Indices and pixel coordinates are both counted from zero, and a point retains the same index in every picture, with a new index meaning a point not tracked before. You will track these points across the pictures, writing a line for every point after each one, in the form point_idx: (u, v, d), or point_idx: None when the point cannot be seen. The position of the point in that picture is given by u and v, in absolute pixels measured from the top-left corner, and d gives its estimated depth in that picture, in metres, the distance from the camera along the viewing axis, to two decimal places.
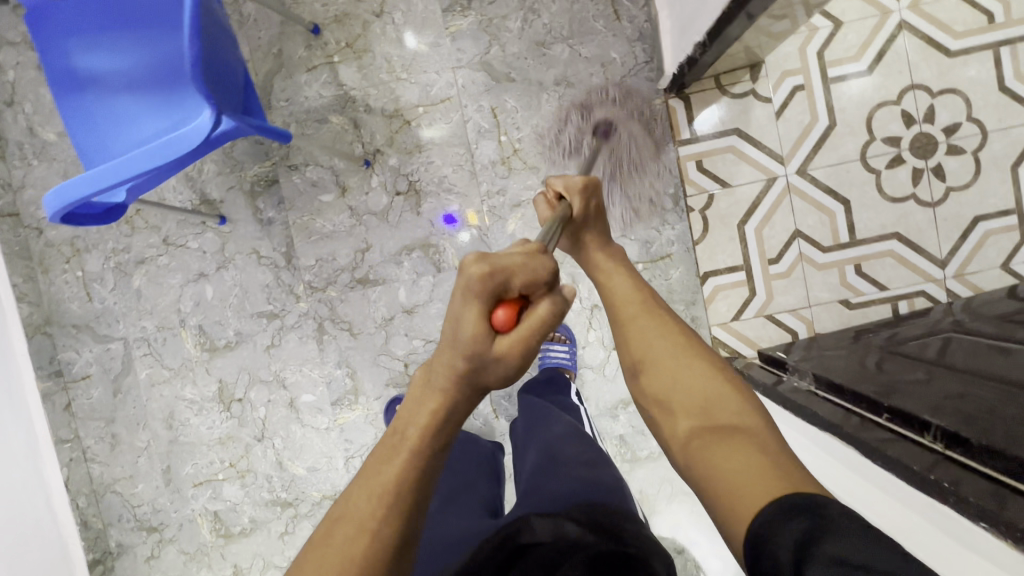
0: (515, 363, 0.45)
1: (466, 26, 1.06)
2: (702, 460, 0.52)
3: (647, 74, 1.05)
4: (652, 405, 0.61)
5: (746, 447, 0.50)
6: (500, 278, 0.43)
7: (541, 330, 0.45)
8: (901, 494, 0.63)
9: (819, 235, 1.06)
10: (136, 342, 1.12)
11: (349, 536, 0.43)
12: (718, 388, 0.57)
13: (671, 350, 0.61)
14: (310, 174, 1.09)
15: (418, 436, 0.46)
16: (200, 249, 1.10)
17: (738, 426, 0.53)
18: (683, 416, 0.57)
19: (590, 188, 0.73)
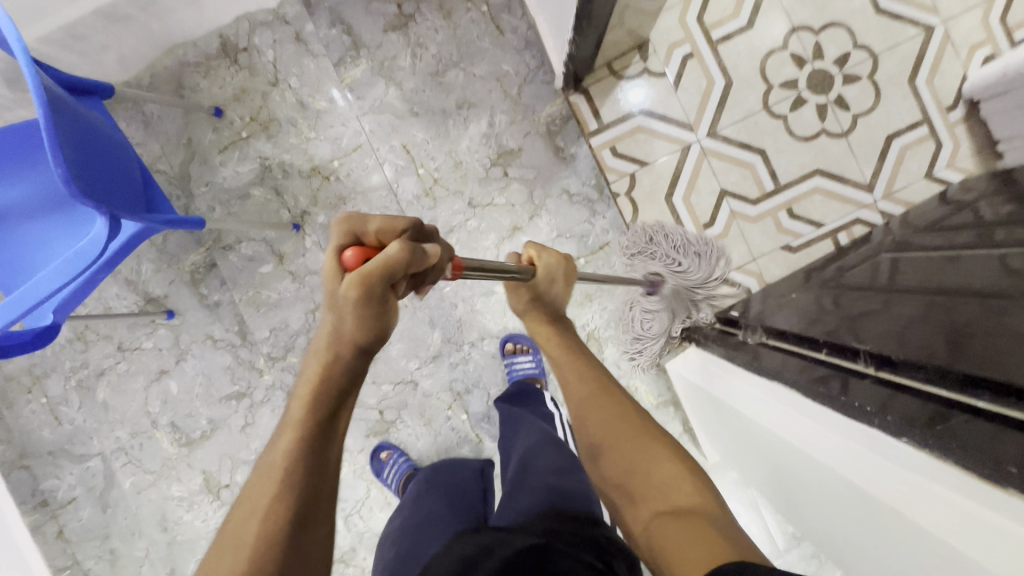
0: (358, 305, 0.46)
1: (361, 73, 1.08)
2: (658, 540, 0.50)
3: (543, 78, 1.07)
4: (608, 490, 0.60)
5: (698, 525, 0.49)
6: (361, 224, 0.48)
7: (383, 267, 0.45)
8: (839, 426, 0.56)
9: (745, 189, 1.07)
10: (114, 453, 1.12)
11: (239, 523, 0.43)
12: (674, 474, 0.56)
13: (624, 426, 0.62)
14: (245, 250, 1.09)
15: (301, 417, 0.47)
16: (155, 347, 1.11)
17: (692, 508, 0.52)
18: (640, 503, 0.56)
19: (562, 262, 0.74)
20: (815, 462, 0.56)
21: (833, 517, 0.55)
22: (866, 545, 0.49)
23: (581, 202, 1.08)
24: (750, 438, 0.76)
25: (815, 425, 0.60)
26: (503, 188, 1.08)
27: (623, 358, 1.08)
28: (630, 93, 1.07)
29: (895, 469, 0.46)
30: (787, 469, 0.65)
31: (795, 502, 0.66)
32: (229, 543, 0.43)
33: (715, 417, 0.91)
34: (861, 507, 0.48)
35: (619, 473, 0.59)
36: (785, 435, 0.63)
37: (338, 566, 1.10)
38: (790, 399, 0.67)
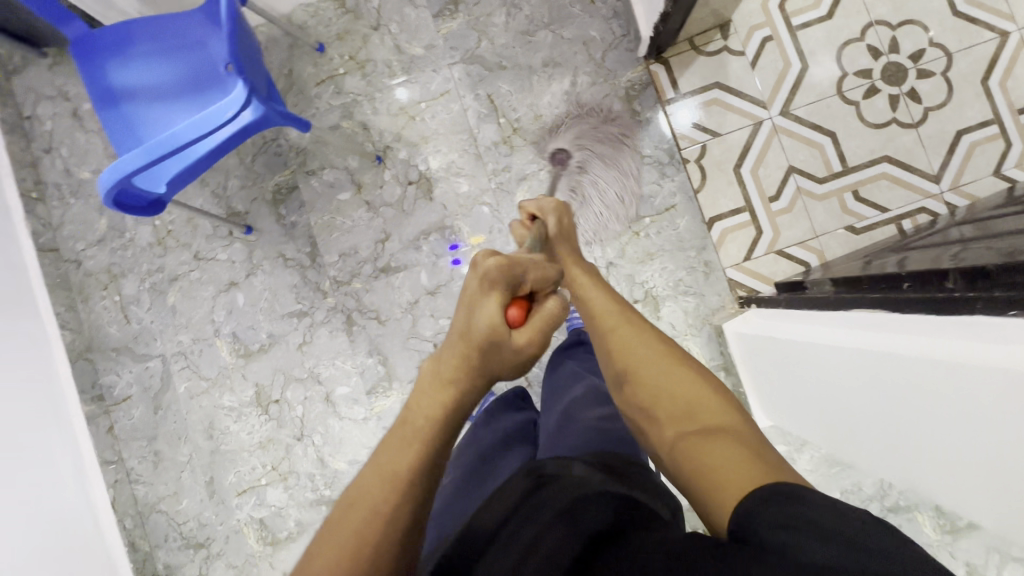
0: (515, 363, 0.52)
1: (457, 26, 1.16)
2: (687, 454, 0.51)
3: (627, 45, 1.13)
4: (639, 415, 0.60)
5: (726, 441, 0.49)
6: (522, 273, 0.52)
7: (549, 324, 0.53)
8: (921, 322, 0.59)
9: (813, 168, 1.11)
10: (174, 357, 1.16)
11: (360, 522, 0.43)
12: (703, 396, 0.55)
13: (652, 356, 0.61)
14: (326, 177, 1.16)
15: (426, 435, 0.47)
16: (229, 259, 1.16)
17: (720, 425, 0.51)
18: (668, 425, 0.55)
19: (562, 210, 0.83)
20: (900, 362, 0.59)
21: (917, 421, 0.59)
22: (959, 428, 0.53)
23: (651, 164, 1.12)
24: (819, 375, 0.77)
25: (895, 326, 0.63)
26: (578, 143, 1.13)
27: (678, 318, 1.10)
28: (678, 115, 1.13)
29: (980, 339, 0.50)
30: (854, 379, 0.69)
31: (866, 429, 0.70)
32: (340, 538, 0.43)
33: (775, 377, 0.92)
34: (947, 375, 0.52)
35: (642, 397, 0.59)
36: (862, 342, 0.67)
37: None
38: (879, 314, 0.67)
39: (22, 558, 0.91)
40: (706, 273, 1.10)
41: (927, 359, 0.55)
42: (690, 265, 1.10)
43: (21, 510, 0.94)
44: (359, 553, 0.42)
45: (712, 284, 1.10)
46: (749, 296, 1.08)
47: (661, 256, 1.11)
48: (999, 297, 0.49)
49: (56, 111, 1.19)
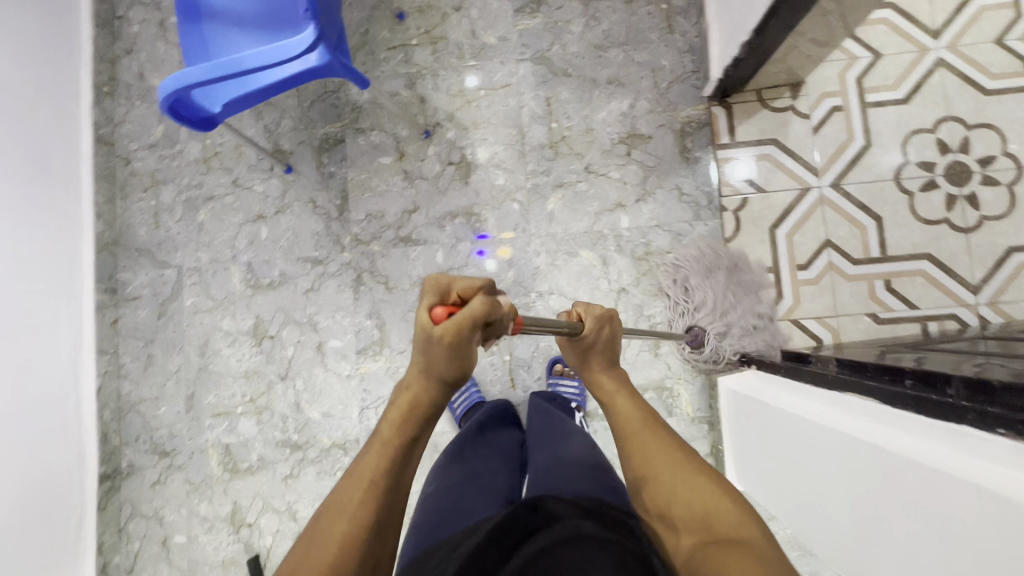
0: (449, 353, 0.49)
1: (534, 25, 1.17)
2: (699, 564, 0.46)
3: (694, 82, 1.13)
4: (654, 519, 0.55)
5: (737, 550, 0.44)
6: (445, 282, 0.51)
7: (470, 322, 0.47)
8: (917, 427, 0.56)
9: (850, 247, 1.08)
10: (189, 271, 1.21)
11: (325, 518, 0.47)
12: (727, 505, 0.50)
13: (671, 462, 0.57)
14: (373, 138, 1.19)
15: (387, 435, 0.52)
16: (264, 193, 1.20)
17: (737, 537, 0.46)
18: (683, 531, 0.51)
19: (608, 317, 0.71)
20: (895, 462, 0.55)
21: (898, 519, 0.54)
22: (923, 542, 0.50)
23: (688, 203, 1.11)
24: (799, 453, 0.75)
25: (885, 428, 0.60)
26: (620, 165, 1.13)
27: (676, 360, 1.09)
28: (735, 167, 1.11)
29: (968, 458, 0.48)
30: (839, 467, 0.65)
31: (833, 525, 0.67)
32: (316, 526, 0.47)
33: (759, 443, 0.89)
34: (926, 484, 0.50)
35: (663, 506, 0.54)
36: (844, 431, 0.65)
37: (338, 450, 1.13)
38: (879, 408, 0.65)
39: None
40: None
41: (909, 462, 0.52)
42: None
43: (4, 377, 0.96)
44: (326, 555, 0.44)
45: None
46: (752, 356, 1.06)
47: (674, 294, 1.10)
48: (994, 413, 0.49)
49: (145, 17, 1.25)
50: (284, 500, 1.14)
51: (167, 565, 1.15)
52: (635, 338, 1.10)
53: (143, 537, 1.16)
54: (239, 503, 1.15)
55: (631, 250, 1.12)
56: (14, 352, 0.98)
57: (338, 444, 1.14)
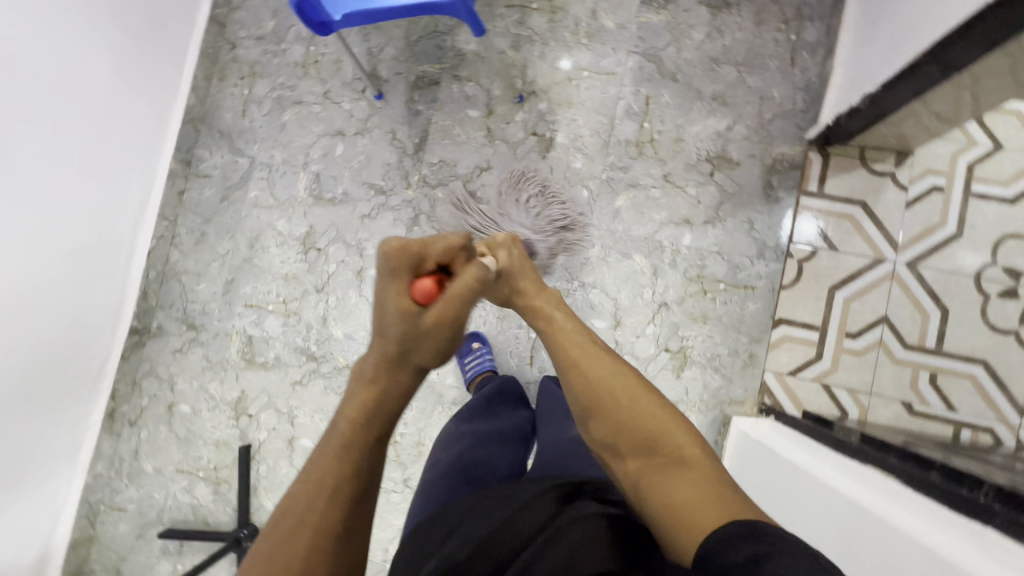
0: (446, 332, 0.58)
1: (656, 21, 1.15)
2: (657, 491, 0.56)
3: (799, 121, 1.10)
4: (599, 445, 0.63)
5: (690, 478, 0.56)
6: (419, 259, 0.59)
7: (457, 299, 0.58)
8: (909, 501, 0.60)
9: (906, 330, 1.04)
10: (261, 166, 1.24)
11: (290, 527, 0.50)
12: (665, 429, 0.60)
13: (616, 392, 0.64)
14: (467, 88, 1.19)
15: (345, 431, 0.55)
16: (349, 112, 1.23)
17: (680, 460, 0.58)
18: (630, 457, 0.60)
19: (512, 241, 0.74)
20: (873, 518, 0.60)
21: (850, 552, 0.61)
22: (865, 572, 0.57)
23: (756, 240, 1.09)
24: (797, 502, 0.75)
25: (872, 490, 0.65)
26: (700, 183, 1.11)
27: (696, 388, 1.08)
28: (802, 225, 1.08)
29: (937, 529, 0.53)
30: (811, 507, 0.71)
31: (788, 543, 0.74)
32: (283, 526, 0.50)
33: (752, 484, 0.90)
34: (888, 536, 0.56)
35: (607, 432, 0.62)
36: (831, 483, 0.70)
37: (349, 372, 1.17)
38: (893, 483, 0.66)
39: (54, 243, 0.97)
40: (746, 364, 1.07)
41: (886, 521, 0.57)
42: (735, 347, 1.07)
43: (74, 208, 1.01)
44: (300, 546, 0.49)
45: (745, 376, 1.07)
46: (773, 407, 1.04)
47: (713, 323, 1.08)
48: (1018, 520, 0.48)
49: None
50: (288, 402, 1.18)
51: (166, 428, 1.21)
52: (663, 353, 1.09)
53: (152, 396, 1.22)
54: (247, 392, 1.19)
55: (683, 269, 1.10)
56: (89, 188, 1.03)
57: (351, 366, 1.17)
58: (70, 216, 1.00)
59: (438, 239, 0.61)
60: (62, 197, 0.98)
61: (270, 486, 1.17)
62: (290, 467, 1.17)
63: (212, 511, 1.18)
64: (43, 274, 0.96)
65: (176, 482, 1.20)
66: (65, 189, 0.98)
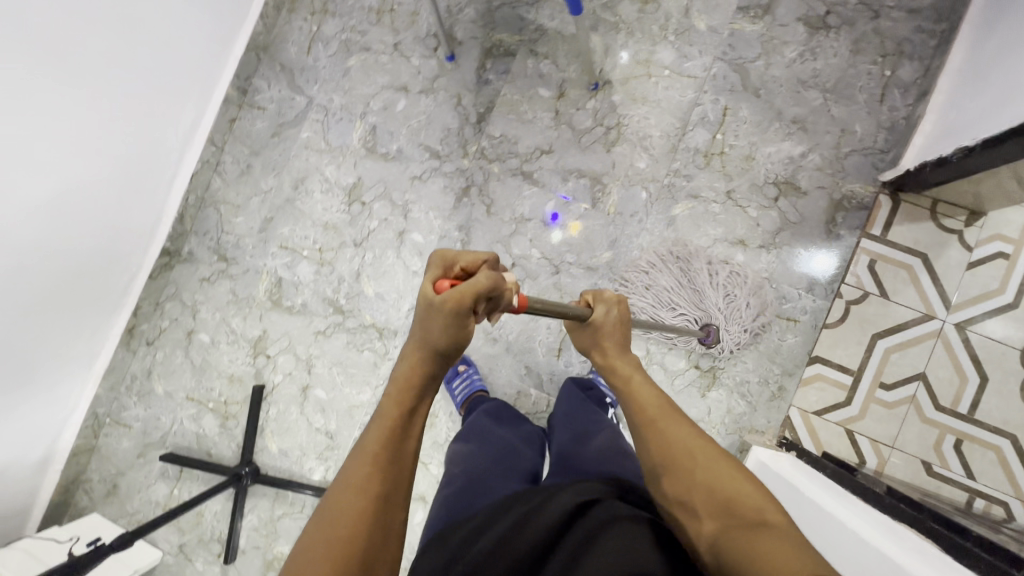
0: (447, 325, 0.52)
1: (750, 31, 1.11)
2: (733, 551, 0.46)
3: (877, 161, 1.06)
4: (669, 506, 0.54)
5: (773, 536, 0.45)
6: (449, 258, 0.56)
7: (470, 293, 0.50)
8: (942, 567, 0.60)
9: (941, 391, 1.03)
10: (317, 107, 1.21)
11: (338, 493, 0.47)
12: (748, 488, 0.50)
13: (690, 448, 0.56)
14: (543, 66, 1.15)
15: (387, 415, 0.52)
16: (417, 68, 1.19)
17: (763, 521, 0.47)
18: (706, 517, 0.50)
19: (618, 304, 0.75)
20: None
21: None
22: None
23: (808, 273, 1.07)
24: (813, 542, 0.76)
25: (903, 548, 0.65)
26: (762, 205, 1.08)
27: (718, 410, 1.07)
28: (814, 259, 1.07)
29: None
30: (829, 549, 0.72)
31: None
32: (332, 494, 0.47)
33: None
34: None
35: (679, 487, 0.53)
36: (858, 532, 0.70)
37: (374, 332, 1.15)
38: (925, 544, 0.67)
39: (98, 141, 0.93)
40: (773, 395, 1.06)
41: None
42: (765, 377, 1.06)
43: (125, 111, 0.97)
44: (351, 510, 0.46)
45: (770, 407, 1.06)
46: (793, 443, 1.03)
47: (748, 349, 1.07)
48: None
49: None
50: (308, 351, 1.17)
51: (183, 354, 1.21)
52: (692, 370, 1.08)
53: (173, 320, 1.22)
54: (268, 333, 1.19)
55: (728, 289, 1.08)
56: (144, 98, 1.00)
57: (376, 327, 1.16)
58: (119, 117, 0.96)
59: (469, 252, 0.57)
60: (116, 105, 0.94)
61: (277, 429, 1.17)
62: (299, 415, 1.16)
63: (216, 443, 1.18)
64: (86, 180, 0.94)
65: (185, 408, 1.20)
66: (119, 94, 0.94)
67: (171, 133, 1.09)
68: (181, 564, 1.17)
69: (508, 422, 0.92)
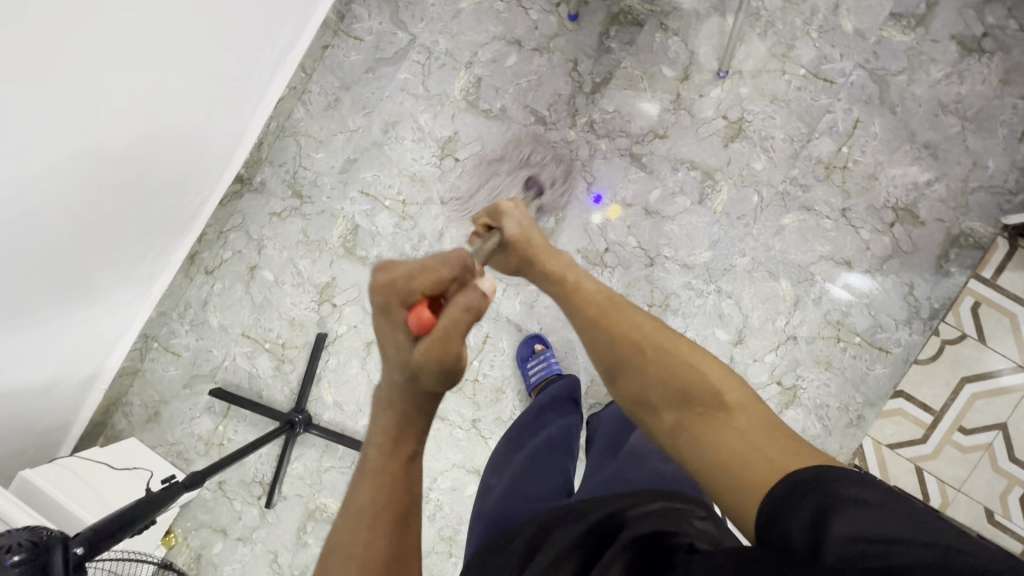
0: (438, 375, 0.45)
1: (898, 41, 1.04)
2: (696, 441, 0.49)
3: (1003, 201, 1.02)
4: (628, 404, 0.56)
5: (734, 426, 0.48)
6: (402, 287, 0.47)
7: (455, 329, 0.44)
8: None
9: (1018, 442, 1.02)
10: (419, 48, 1.12)
11: (346, 525, 0.47)
12: (707, 375, 0.52)
13: (639, 345, 0.56)
14: (671, 43, 1.08)
15: (383, 431, 0.49)
16: (535, 23, 1.10)
17: (722, 403, 0.50)
18: (664, 411, 0.52)
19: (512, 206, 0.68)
20: None
21: None
22: None
23: (909, 306, 1.04)
24: None
25: None
26: (876, 229, 1.04)
27: (793, 429, 1.05)
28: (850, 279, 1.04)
29: None
30: None
31: None
32: (341, 523, 0.47)
33: None
34: None
35: (635, 387, 0.55)
36: None
37: None
38: None
39: (198, 44, 0.85)
40: (849, 423, 1.04)
41: None
42: (846, 404, 1.04)
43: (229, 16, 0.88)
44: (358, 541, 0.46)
45: (844, 433, 1.04)
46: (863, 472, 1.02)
47: (834, 373, 1.05)
48: None
49: None
50: None
51: (243, 289, 1.15)
52: (774, 386, 1.05)
53: (236, 252, 1.15)
54: (337, 281, 1.13)
55: (825, 310, 1.05)
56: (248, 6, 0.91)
57: None
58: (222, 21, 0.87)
59: (423, 271, 0.47)
60: (217, 14, 0.85)
61: (334, 381, 1.12)
62: (360, 369, 1.12)
63: (269, 386, 1.13)
64: (177, 85, 0.85)
65: (239, 345, 1.15)
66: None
67: (266, 51, 1.02)
68: (218, 501, 1.15)
69: (551, 416, 0.83)
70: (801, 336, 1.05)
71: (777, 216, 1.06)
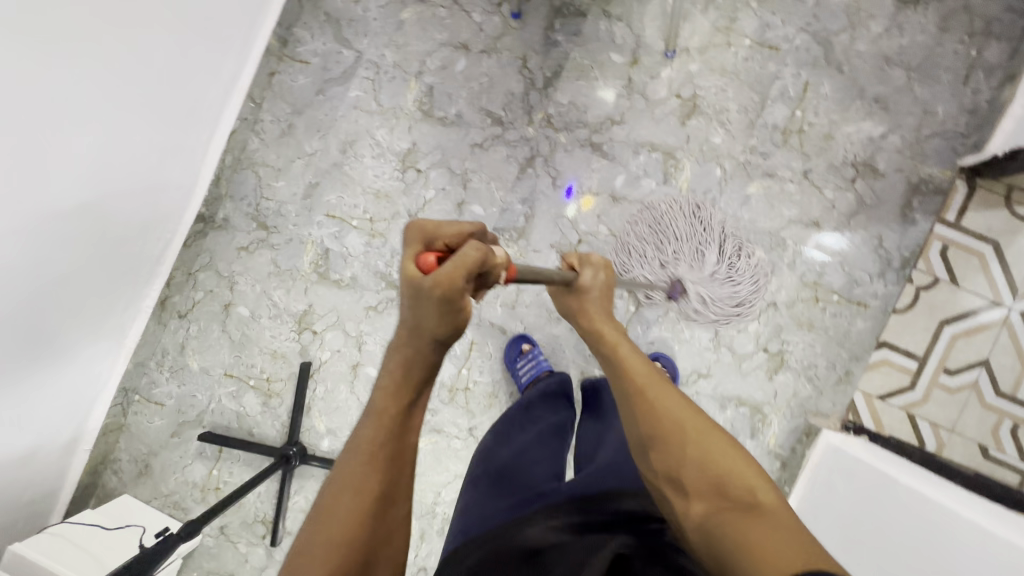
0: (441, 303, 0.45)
1: (835, 1, 1.06)
2: (721, 531, 0.47)
3: (957, 145, 1.04)
4: (657, 479, 0.55)
5: (764, 524, 0.46)
6: (431, 232, 0.50)
7: (468, 269, 0.45)
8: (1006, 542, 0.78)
9: (1002, 377, 1.04)
10: (367, 64, 1.11)
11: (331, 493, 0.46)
12: (741, 474, 0.51)
13: (677, 424, 0.56)
14: (616, 29, 1.08)
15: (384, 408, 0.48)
16: (479, 25, 1.10)
17: (754, 504, 0.48)
18: (694, 496, 0.51)
19: (605, 269, 0.74)
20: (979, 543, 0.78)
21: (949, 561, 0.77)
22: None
23: (880, 258, 1.05)
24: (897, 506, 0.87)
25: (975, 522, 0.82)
26: (839, 187, 1.06)
27: (785, 393, 1.06)
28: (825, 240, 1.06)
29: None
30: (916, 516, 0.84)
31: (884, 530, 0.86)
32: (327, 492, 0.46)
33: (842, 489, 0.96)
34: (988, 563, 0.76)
35: (667, 460, 0.54)
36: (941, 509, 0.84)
37: None
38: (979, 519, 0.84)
39: (141, 92, 0.83)
40: (838, 380, 1.06)
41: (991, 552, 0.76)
42: (833, 361, 1.06)
43: (170, 55, 0.86)
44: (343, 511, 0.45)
45: (835, 391, 1.06)
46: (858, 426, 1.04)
47: (817, 332, 1.06)
48: None
49: None
50: (359, 327, 1.11)
51: (220, 328, 1.13)
52: (761, 353, 1.06)
53: (208, 292, 1.13)
54: (314, 308, 1.11)
55: (801, 272, 1.06)
56: (188, 41, 0.89)
57: None
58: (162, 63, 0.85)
59: (452, 223, 0.51)
60: (157, 58, 0.83)
61: (325, 409, 1.11)
62: (349, 393, 1.10)
63: (259, 423, 1.11)
64: (126, 137, 0.83)
65: (223, 386, 1.13)
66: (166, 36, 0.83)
67: (213, 83, 0.99)
68: (222, 546, 1.12)
69: (540, 409, 0.84)
70: (780, 301, 1.06)
71: (742, 186, 1.07)
